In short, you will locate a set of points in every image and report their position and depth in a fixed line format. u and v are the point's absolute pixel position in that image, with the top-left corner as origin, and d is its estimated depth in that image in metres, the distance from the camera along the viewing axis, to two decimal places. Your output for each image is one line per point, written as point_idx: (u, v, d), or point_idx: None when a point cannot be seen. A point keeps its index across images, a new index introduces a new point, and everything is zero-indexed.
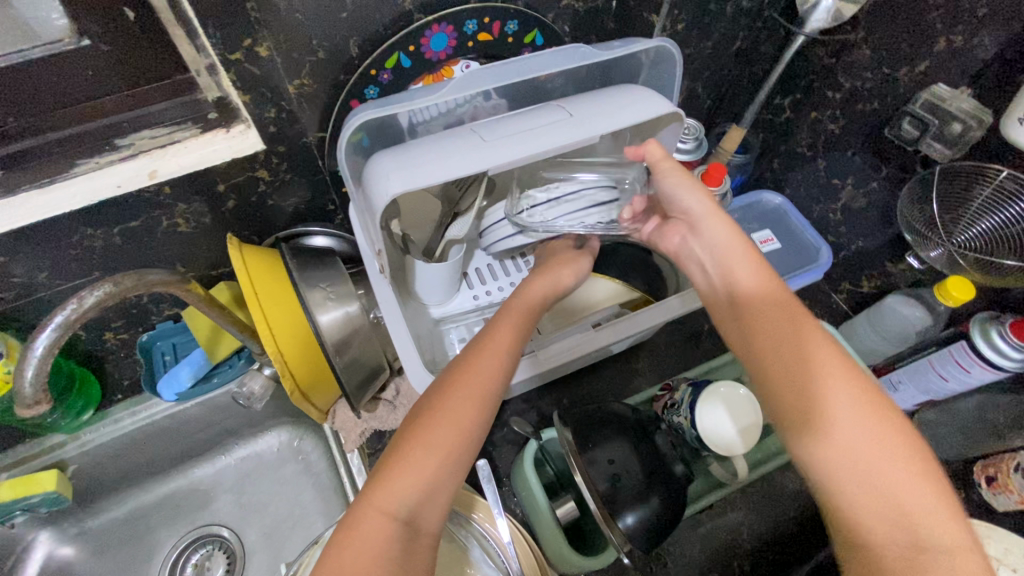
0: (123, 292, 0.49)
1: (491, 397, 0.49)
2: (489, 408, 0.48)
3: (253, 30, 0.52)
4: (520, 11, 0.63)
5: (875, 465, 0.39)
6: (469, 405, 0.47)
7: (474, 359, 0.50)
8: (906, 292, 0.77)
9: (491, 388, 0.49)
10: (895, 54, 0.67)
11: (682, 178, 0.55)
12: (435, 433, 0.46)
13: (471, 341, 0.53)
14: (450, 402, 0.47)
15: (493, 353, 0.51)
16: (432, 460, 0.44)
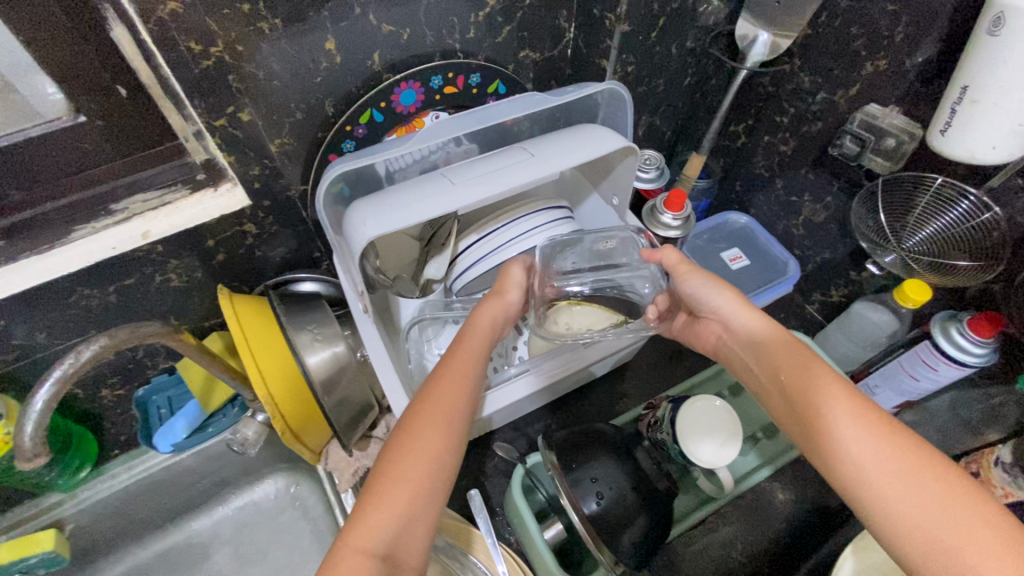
0: (118, 344, 0.52)
1: (453, 428, 0.49)
2: (456, 434, 0.49)
3: (236, 98, 0.57)
4: (481, 65, 0.69)
5: (902, 474, 0.40)
6: (435, 433, 0.48)
7: (434, 389, 0.51)
8: (871, 297, 0.80)
9: (455, 414, 0.50)
10: (830, 79, 0.73)
11: (705, 279, 0.56)
12: (401, 465, 0.46)
13: (431, 372, 0.54)
14: (417, 434, 0.48)
15: (452, 382, 0.52)
16: (405, 493, 0.44)
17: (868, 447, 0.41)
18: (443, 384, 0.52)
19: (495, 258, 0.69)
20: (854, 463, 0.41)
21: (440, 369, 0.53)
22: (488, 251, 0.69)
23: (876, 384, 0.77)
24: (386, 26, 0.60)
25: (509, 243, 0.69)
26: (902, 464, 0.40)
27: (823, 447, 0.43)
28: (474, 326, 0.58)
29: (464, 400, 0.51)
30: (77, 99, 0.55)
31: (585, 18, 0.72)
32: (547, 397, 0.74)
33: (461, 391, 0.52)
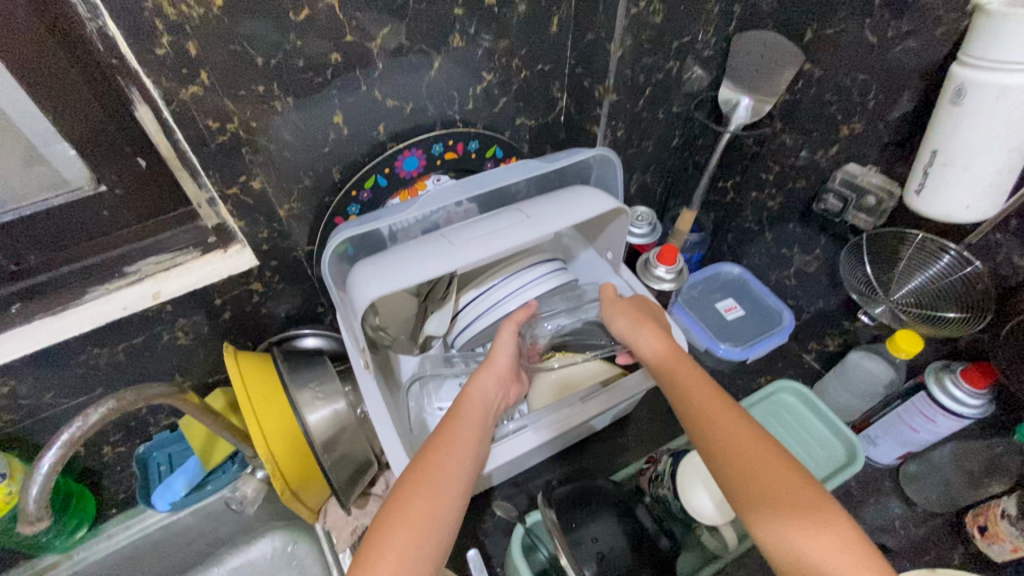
0: (124, 407, 0.53)
1: (448, 496, 0.49)
2: (451, 504, 0.49)
3: (249, 169, 0.61)
4: (479, 132, 0.73)
5: (784, 489, 0.47)
6: (428, 502, 0.48)
7: (432, 457, 0.52)
8: (867, 347, 0.81)
9: (452, 483, 0.50)
10: (810, 140, 0.77)
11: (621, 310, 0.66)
12: (401, 526, 0.47)
13: (427, 440, 0.55)
14: (412, 503, 0.48)
15: (451, 452, 0.53)
16: (394, 563, 0.44)
17: (770, 475, 0.48)
18: (451, 445, 0.54)
19: (495, 312, 0.72)
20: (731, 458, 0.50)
21: (441, 433, 0.55)
22: (487, 307, 0.72)
23: (877, 434, 0.78)
24: (390, 101, 0.65)
25: (508, 297, 0.72)
26: (801, 493, 0.47)
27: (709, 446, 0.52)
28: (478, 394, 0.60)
29: (468, 465, 0.53)
30: (100, 171, 0.58)
31: (576, 88, 0.77)
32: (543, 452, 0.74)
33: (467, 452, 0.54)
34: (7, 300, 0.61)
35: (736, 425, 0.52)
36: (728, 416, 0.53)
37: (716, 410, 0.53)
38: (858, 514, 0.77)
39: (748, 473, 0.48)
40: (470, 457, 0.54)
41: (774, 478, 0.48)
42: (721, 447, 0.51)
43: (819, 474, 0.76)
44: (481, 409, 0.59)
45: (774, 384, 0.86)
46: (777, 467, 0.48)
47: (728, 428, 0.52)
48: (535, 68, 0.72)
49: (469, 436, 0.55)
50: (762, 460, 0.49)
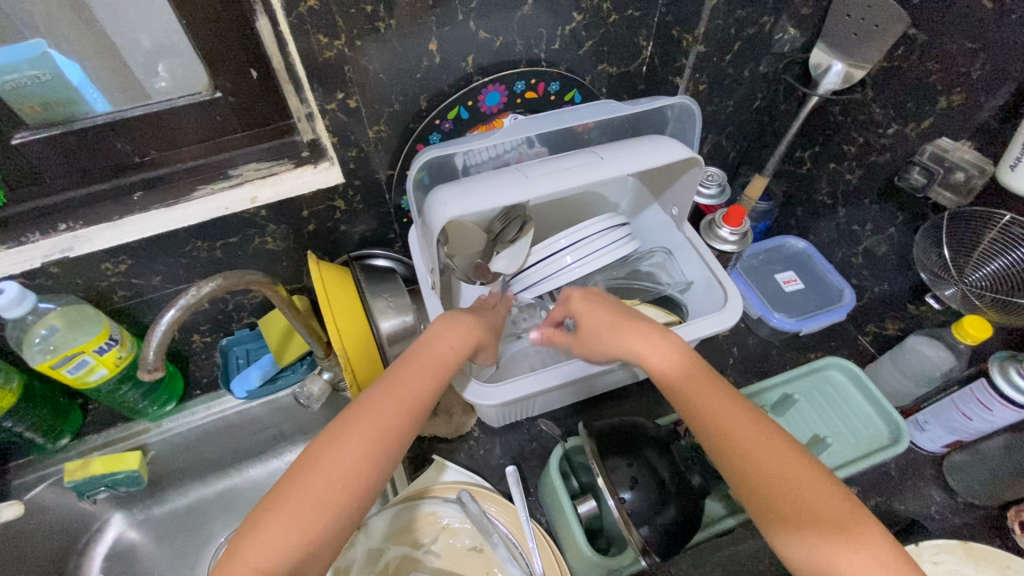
0: (229, 285, 0.59)
1: (403, 413, 0.55)
2: (404, 422, 0.55)
3: (348, 88, 0.65)
4: (561, 74, 0.76)
5: (829, 508, 0.49)
6: (386, 415, 0.54)
7: (401, 373, 0.57)
8: (929, 332, 0.79)
9: (412, 401, 0.56)
10: (903, 112, 0.74)
11: (614, 324, 0.62)
12: (318, 473, 0.51)
13: (405, 356, 0.59)
14: (372, 410, 0.54)
15: (417, 373, 0.57)
16: (343, 462, 0.51)
17: (812, 498, 0.50)
18: (368, 405, 0.55)
19: (563, 276, 0.75)
20: (777, 481, 0.51)
21: (414, 357, 0.59)
22: (556, 271, 0.75)
23: (926, 420, 0.77)
24: (482, 32, 0.67)
25: (577, 263, 0.74)
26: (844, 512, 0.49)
27: (750, 468, 0.52)
28: (433, 346, 0.59)
29: (425, 391, 0.57)
30: (218, 78, 0.63)
31: (664, 38, 0.76)
32: (589, 391, 0.77)
33: (397, 407, 0.55)
34: (132, 188, 0.70)
35: (763, 441, 0.53)
36: (754, 428, 0.54)
37: (743, 427, 0.54)
38: (895, 494, 0.77)
39: (779, 491, 0.50)
40: (434, 379, 0.58)
41: (807, 493, 0.50)
42: (753, 467, 0.52)
43: (856, 452, 0.78)
44: (434, 359, 0.58)
45: (824, 358, 0.86)
46: (811, 480, 0.51)
47: (750, 437, 0.54)
48: (625, 13, 0.72)
49: (403, 392, 0.56)
50: (796, 474, 0.51)
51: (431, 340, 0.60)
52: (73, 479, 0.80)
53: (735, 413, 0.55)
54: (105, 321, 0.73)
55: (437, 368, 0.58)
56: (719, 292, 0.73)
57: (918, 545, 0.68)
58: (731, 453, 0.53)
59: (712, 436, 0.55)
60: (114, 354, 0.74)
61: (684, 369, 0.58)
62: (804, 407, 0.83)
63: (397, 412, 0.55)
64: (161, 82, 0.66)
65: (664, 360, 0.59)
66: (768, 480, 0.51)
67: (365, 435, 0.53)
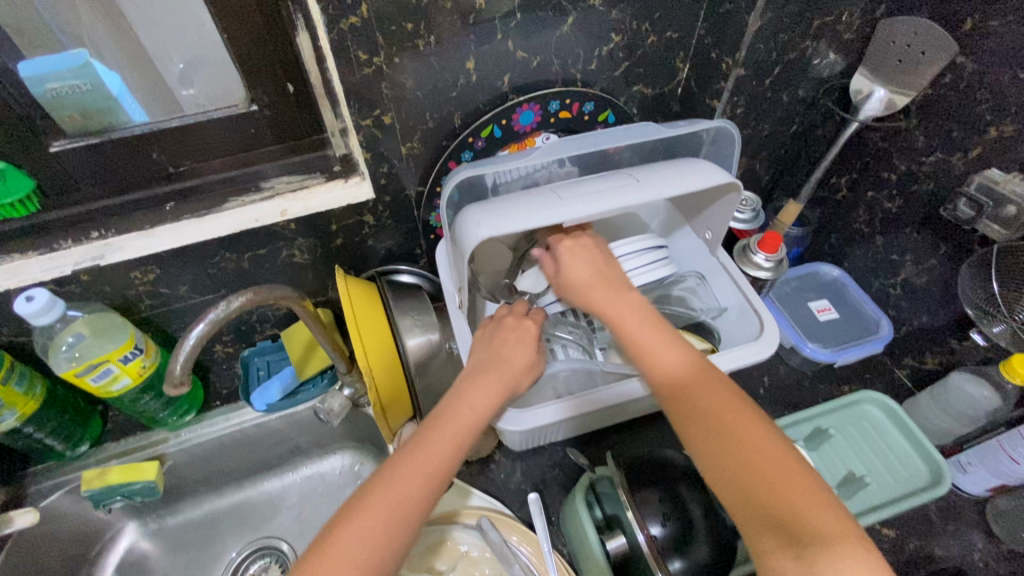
0: (258, 300, 0.59)
1: (439, 468, 0.52)
2: (440, 477, 0.52)
3: (384, 104, 0.65)
4: (596, 94, 0.75)
5: (806, 497, 0.45)
6: (422, 469, 0.51)
7: (435, 426, 0.55)
8: (972, 369, 0.76)
9: (448, 455, 0.53)
10: (948, 141, 0.72)
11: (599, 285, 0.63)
12: (351, 536, 0.46)
13: (437, 409, 0.57)
14: (407, 466, 0.51)
15: (451, 426, 0.55)
16: (378, 523, 0.47)
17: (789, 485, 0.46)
18: (403, 461, 0.52)
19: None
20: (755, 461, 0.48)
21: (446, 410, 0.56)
22: None
23: (969, 461, 0.74)
24: (520, 52, 0.67)
25: None
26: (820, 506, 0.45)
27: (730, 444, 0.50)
28: (464, 397, 0.57)
29: (461, 445, 0.54)
30: (255, 91, 0.64)
31: (702, 61, 0.75)
32: (616, 419, 0.74)
33: (432, 464, 0.52)
34: (164, 198, 0.69)
35: (743, 423, 0.51)
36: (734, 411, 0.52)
37: (727, 414, 0.52)
38: (934, 538, 0.73)
39: (748, 482, 0.47)
40: (469, 431, 0.55)
41: (782, 478, 0.47)
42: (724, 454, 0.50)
43: (891, 491, 0.75)
44: (458, 426, 0.55)
45: (858, 393, 0.83)
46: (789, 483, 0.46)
47: (730, 416, 0.52)
48: (664, 34, 0.72)
49: (423, 469, 0.51)
50: (775, 471, 0.47)
51: (458, 397, 0.57)
52: (91, 488, 0.79)
53: (721, 398, 0.53)
54: (131, 330, 0.72)
55: (459, 439, 0.54)
56: (755, 321, 0.71)
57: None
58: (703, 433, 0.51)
59: (683, 413, 0.53)
60: (138, 364, 0.73)
61: (666, 348, 0.57)
62: (840, 442, 0.79)
63: (433, 468, 0.52)
64: (186, 91, 0.69)
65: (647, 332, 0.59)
66: (738, 466, 0.49)
67: (381, 519, 0.47)
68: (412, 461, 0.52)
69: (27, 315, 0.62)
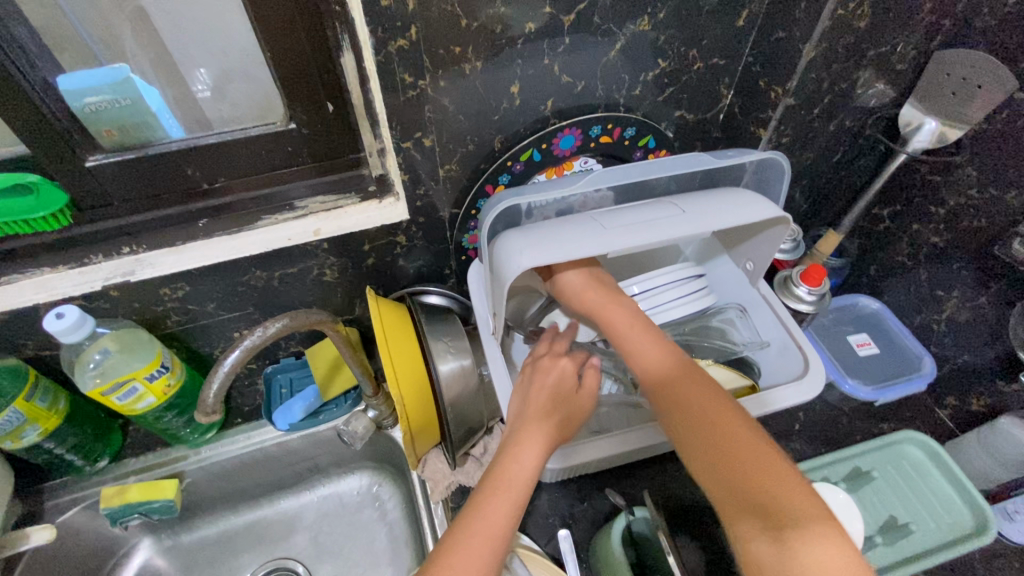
0: (295, 325, 0.58)
1: (499, 538, 0.49)
2: (499, 548, 0.49)
3: (425, 126, 0.64)
4: (639, 119, 0.73)
5: (785, 489, 0.45)
6: (482, 547, 0.48)
7: (488, 493, 0.52)
8: (1023, 414, 0.73)
9: (505, 525, 0.50)
10: (1002, 178, 0.69)
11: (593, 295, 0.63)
12: None
13: (488, 470, 0.54)
14: (465, 545, 0.48)
15: (505, 490, 0.51)
16: None
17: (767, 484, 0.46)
18: (463, 537, 0.49)
19: None
20: (732, 461, 0.48)
21: (497, 470, 0.53)
22: None
23: (1017, 509, 0.72)
24: (565, 76, 0.65)
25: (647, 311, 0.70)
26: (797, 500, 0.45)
27: (714, 450, 0.49)
28: (512, 457, 0.54)
29: (516, 508, 0.51)
30: (295, 110, 0.62)
31: (748, 88, 0.74)
32: (649, 453, 0.71)
33: (493, 534, 0.49)
34: (198, 215, 0.68)
35: (728, 425, 0.50)
36: (717, 411, 0.51)
37: (711, 406, 0.51)
38: None
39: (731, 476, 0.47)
40: (524, 489, 0.52)
41: (760, 475, 0.46)
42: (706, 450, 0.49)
43: (937, 538, 0.71)
44: (516, 491, 0.52)
45: (900, 433, 0.80)
46: (770, 473, 0.46)
47: (714, 416, 0.51)
48: (710, 61, 0.70)
49: (483, 542, 0.48)
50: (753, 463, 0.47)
51: (507, 456, 0.54)
52: (109, 506, 0.77)
53: (712, 398, 0.52)
54: (158, 347, 0.71)
55: (518, 504, 0.51)
56: (798, 358, 0.70)
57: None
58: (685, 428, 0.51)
59: (673, 415, 0.53)
60: (165, 381, 0.72)
61: (660, 352, 0.57)
62: (881, 485, 0.76)
63: (493, 540, 0.49)
64: (203, 92, 0.69)
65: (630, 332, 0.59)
66: (726, 469, 0.48)
67: None
68: (473, 536, 0.49)
69: (57, 332, 0.61)
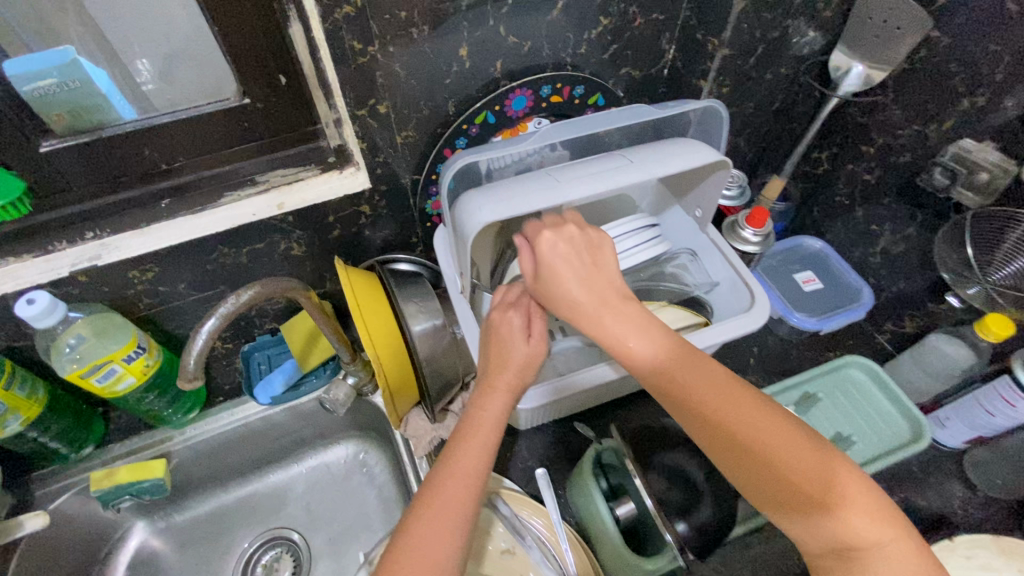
0: (266, 292, 0.60)
1: (472, 486, 0.53)
2: (473, 497, 0.52)
3: (379, 93, 0.65)
4: (586, 77, 0.76)
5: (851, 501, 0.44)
6: (456, 499, 0.52)
7: (456, 450, 0.54)
8: (949, 330, 0.79)
9: (477, 472, 0.53)
10: (924, 113, 0.74)
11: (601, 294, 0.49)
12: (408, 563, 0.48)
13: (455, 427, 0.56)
14: (439, 498, 0.51)
15: (471, 445, 0.54)
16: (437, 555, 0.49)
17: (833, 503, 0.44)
18: (437, 486, 0.52)
19: None
20: (787, 482, 0.45)
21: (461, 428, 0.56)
22: None
23: (948, 416, 0.78)
24: (511, 37, 0.68)
25: None
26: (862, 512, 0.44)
27: (763, 468, 0.46)
28: (475, 414, 0.56)
29: (483, 460, 0.54)
30: (248, 84, 0.62)
31: (688, 42, 0.77)
32: (616, 393, 0.77)
33: (465, 481, 0.53)
34: (160, 195, 0.69)
35: (777, 437, 0.46)
36: (760, 422, 0.47)
37: (748, 419, 0.47)
38: (918, 489, 0.78)
39: (788, 500, 0.45)
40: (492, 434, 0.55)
41: (822, 493, 0.45)
42: (763, 477, 0.46)
43: (880, 450, 0.79)
44: (481, 437, 0.55)
45: (846, 357, 0.87)
46: (838, 492, 0.44)
47: (753, 431, 0.47)
48: (650, 16, 0.73)
49: (457, 490, 0.52)
50: (800, 477, 0.45)
51: (471, 415, 0.56)
52: (99, 488, 0.79)
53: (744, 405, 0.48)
54: (133, 329, 0.72)
55: (486, 451, 0.54)
56: (746, 294, 0.74)
57: (951, 539, 0.59)
58: (709, 434, 0.48)
59: (712, 431, 0.48)
60: (143, 362, 0.73)
61: (686, 351, 0.50)
62: (828, 407, 0.83)
63: (467, 489, 0.52)
64: (144, 76, 0.68)
65: (645, 334, 0.50)
66: (782, 490, 0.46)
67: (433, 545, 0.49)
68: (445, 486, 0.52)
69: (30, 317, 0.62)
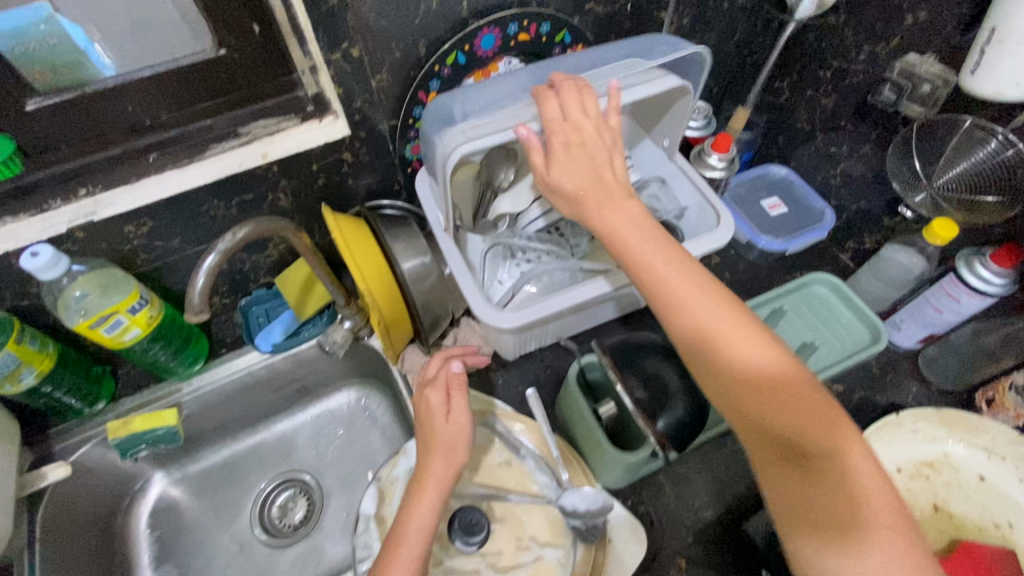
0: (259, 230, 0.64)
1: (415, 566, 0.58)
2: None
3: (351, 36, 0.68)
4: (551, 14, 0.78)
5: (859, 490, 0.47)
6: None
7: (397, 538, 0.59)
8: (901, 241, 0.85)
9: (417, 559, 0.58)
10: (873, 32, 0.78)
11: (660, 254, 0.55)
12: None
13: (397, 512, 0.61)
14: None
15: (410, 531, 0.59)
16: None
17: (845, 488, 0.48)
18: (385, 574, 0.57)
19: None
20: (811, 461, 0.49)
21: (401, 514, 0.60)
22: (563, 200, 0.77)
23: (901, 319, 0.85)
24: None
25: None
26: (868, 493, 0.47)
27: (790, 437, 0.49)
28: (412, 506, 0.61)
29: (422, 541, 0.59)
30: (220, 33, 0.65)
31: None
32: (596, 318, 0.82)
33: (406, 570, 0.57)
34: (146, 150, 0.71)
35: (817, 413, 0.50)
36: (805, 398, 0.50)
37: (792, 386, 0.50)
38: (878, 388, 0.85)
39: (801, 472, 0.49)
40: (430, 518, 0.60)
41: (836, 470, 0.48)
42: (787, 443, 0.50)
43: (842, 354, 0.85)
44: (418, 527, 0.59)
45: (810, 275, 0.92)
46: (853, 480, 0.48)
47: (798, 405, 0.50)
48: None
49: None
50: (824, 451, 0.49)
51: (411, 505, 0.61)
52: (116, 437, 0.84)
53: (793, 381, 0.51)
54: (135, 283, 0.76)
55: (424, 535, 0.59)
56: (712, 216, 0.79)
57: (896, 416, 0.73)
58: (741, 407, 0.52)
59: (751, 394, 0.51)
60: (147, 312, 0.77)
61: (743, 326, 0.52)
62: (793, 318, 0.90)
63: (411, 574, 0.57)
64: None
65: (705, 299, 0.54)
66: (804, 461, 0.49)
67: None
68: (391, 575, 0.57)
69: (36, 270, 0.65)
